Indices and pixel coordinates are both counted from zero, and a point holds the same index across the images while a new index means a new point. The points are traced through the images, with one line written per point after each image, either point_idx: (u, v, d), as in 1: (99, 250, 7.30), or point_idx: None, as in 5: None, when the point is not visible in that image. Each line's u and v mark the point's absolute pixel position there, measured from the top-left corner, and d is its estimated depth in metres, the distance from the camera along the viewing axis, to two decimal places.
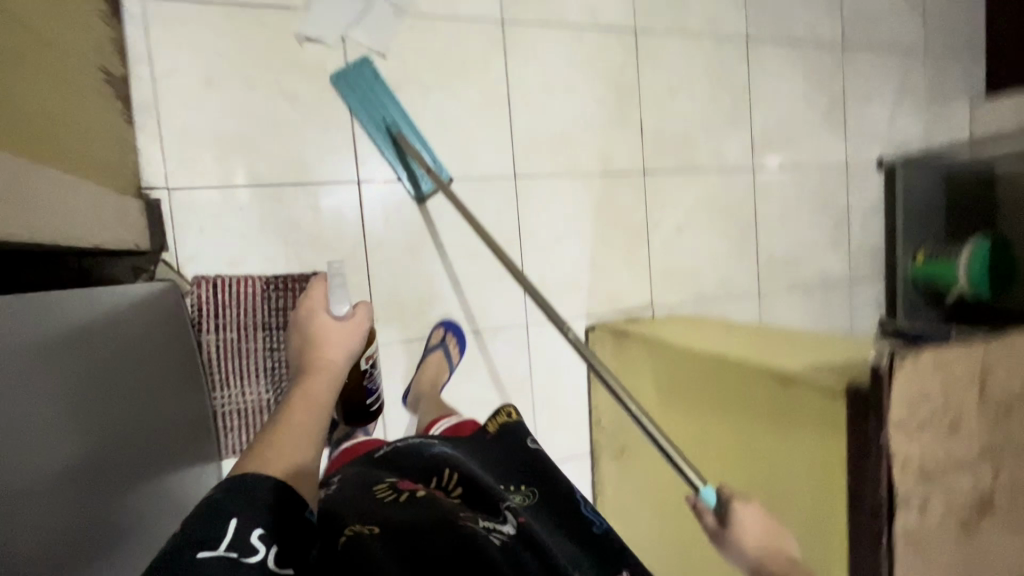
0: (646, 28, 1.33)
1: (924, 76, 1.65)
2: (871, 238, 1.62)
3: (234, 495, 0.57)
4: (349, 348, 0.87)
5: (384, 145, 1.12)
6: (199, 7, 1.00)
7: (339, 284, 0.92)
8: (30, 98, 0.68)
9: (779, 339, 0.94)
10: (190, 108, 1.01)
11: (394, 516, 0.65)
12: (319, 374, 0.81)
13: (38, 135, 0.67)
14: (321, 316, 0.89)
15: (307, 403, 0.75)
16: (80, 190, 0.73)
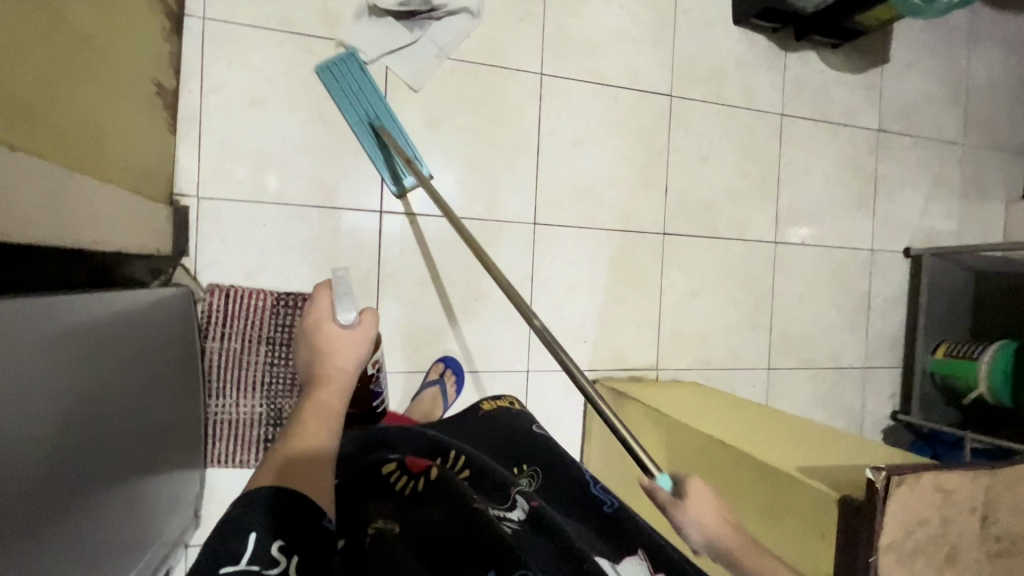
0: (682, 94, 1.35)
1: (960, 171, 1.63)
2: (892, 326, 1.58)
3: (255, 510, 0.51)
4: (358, 359, 0.82)
5: (367, 140, 1.11)
6: (254, 32, 1.06)
7: (345, 291, 0.86)
8: (81, 108, 0.71)
9: (780, 426, 0.91)
10: (231, 124, 1.05)
11: (407, 508, 0.59)
12: (328, 389, 0.76)
13: (78, 142, 0.70)
14: (327, 326, 0.84)
15: (319, 418, 0.70)
16: (104, 196, 0.75)
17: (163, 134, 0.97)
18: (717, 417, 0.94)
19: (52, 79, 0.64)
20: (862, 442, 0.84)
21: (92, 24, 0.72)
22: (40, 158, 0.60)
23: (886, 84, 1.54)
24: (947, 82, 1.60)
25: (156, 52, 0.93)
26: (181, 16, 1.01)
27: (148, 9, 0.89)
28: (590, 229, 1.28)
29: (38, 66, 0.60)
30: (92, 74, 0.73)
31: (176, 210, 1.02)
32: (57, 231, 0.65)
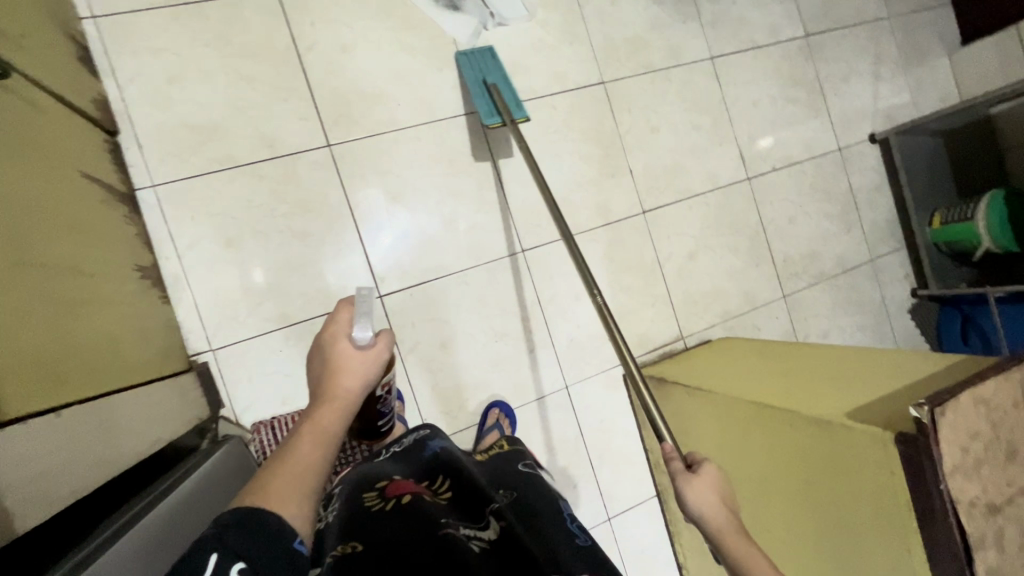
0: (614, 77, 1.36)
1: (896, 43, 1.65)
2: (884, 211, 1.61)
3: (237, 528, 0.53)
4: (368, 380, 0.72)
5: (481, 94, 1.16)
6: (203, 181, 1.08)
7: (366, 309, 0.71)
8: (91, 329, 0.75)
9: (811, 366, 0.97)
10: (216, 272, 1.08)
11: (379, 526, 0.66)
12: (329, 409, 0.68)
13: (98, 364, 0.74)
14: (343, 343, 0.72)
15: (313, 443, 0.65)
16: (132, 402, 0.79)
17: (160, 309, 1.00)
18: (752, 378, 0.99)
19: (54, 324, 0.67)
20: (891, 357, 0.90)
21: (64, 251, 0.74)
22: (62, 410, 0.63)
23: None
24: None
25: (127, 240, 0.95)
26: (132, 193, 1.04)
27: (106, 206, 0.91)
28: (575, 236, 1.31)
29: (37, 322, 0.63)
30: (84, 294, 0.77)
31: (198, 369, 1.05)
32: (111, 459, 0.69)
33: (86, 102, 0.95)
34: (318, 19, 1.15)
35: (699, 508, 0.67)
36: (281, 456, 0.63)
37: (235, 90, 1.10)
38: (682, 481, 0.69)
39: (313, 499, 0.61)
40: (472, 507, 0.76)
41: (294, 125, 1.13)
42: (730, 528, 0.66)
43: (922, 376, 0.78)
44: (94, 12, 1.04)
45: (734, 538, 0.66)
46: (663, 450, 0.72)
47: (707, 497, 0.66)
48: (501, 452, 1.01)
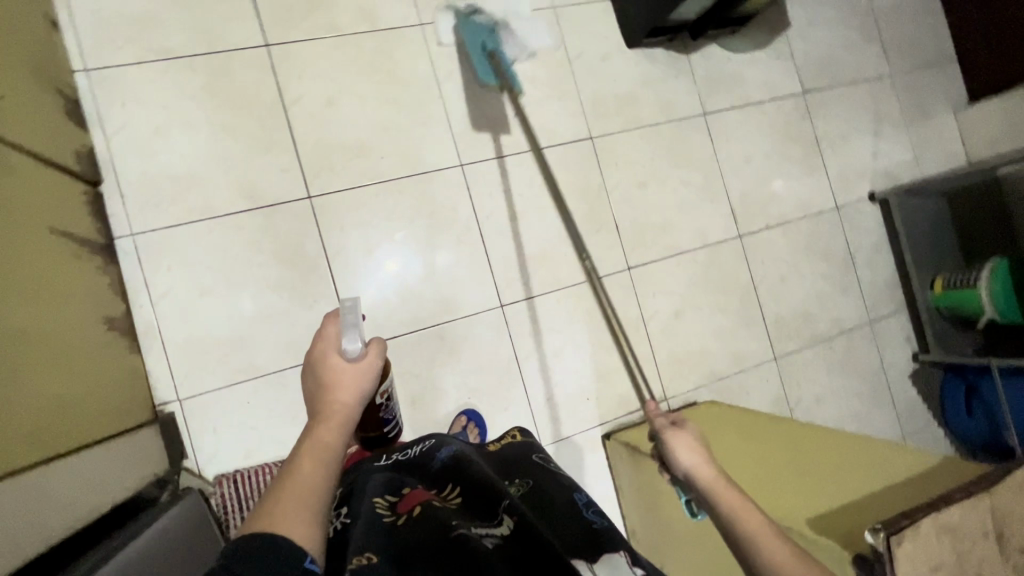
0: (602, 132, 1.35)
1: (898, 101, 1.62)
2: (884, 272, 1.55)
3: (244, 555, 0.51)
4: (364, 391, 0.71)
5: (480, 61, 1.22)
6: (182, 229, 1.09)
7: (352, 321, 0.72)
8: (44, 390, 0.75)
9: (793, 450, 0.91)
10: (187, 321, 1.08)
11: (391, 542, 0.62)
12: (328, 425, 0.66)
13: (47, 426, 0.74)
14: (332, 357, 0.71)
15: (312, 458, 0.62)
16: (83, 462, 0.79)
17: (127, 360, 1.00)
18: (731, 463, 0.94)
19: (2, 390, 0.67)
20: (874, 450, 0.84)
21: (24, 312, 0.75)
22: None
23: (797, 46, 1.53)
24: (856, 23, 1.59)
25: (97, 293, 0.96)
26: (111, 242, 1.05)
27: (77, 261, 0.92)
28: (557, 291, 1.29)
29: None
30: (43, 352, 0.77)
31: (162, 420, 1.04)
32: (42, 532, 0.66)
33: (66, 155, 0.96)
34: (306, 73, 1.17)
35: (685, 460, 0.68)
36: (282, 478, 0.60)
37: (219, 142, 1.12)
38: (668, 436, 0.70)
39: (323, 519, 0.57)
40: (485, 503, 0.73)
41: (275, 176, 1.15)
42: (718, 481, 0.66)
43: (900, 485, 0.73)
44: (87, 64, 1.07)
45: (723, 489, 0.65)
46: (648, 412, 0.75)
47: (688, 454, 0.68)
48: (513, 443, 1.00)
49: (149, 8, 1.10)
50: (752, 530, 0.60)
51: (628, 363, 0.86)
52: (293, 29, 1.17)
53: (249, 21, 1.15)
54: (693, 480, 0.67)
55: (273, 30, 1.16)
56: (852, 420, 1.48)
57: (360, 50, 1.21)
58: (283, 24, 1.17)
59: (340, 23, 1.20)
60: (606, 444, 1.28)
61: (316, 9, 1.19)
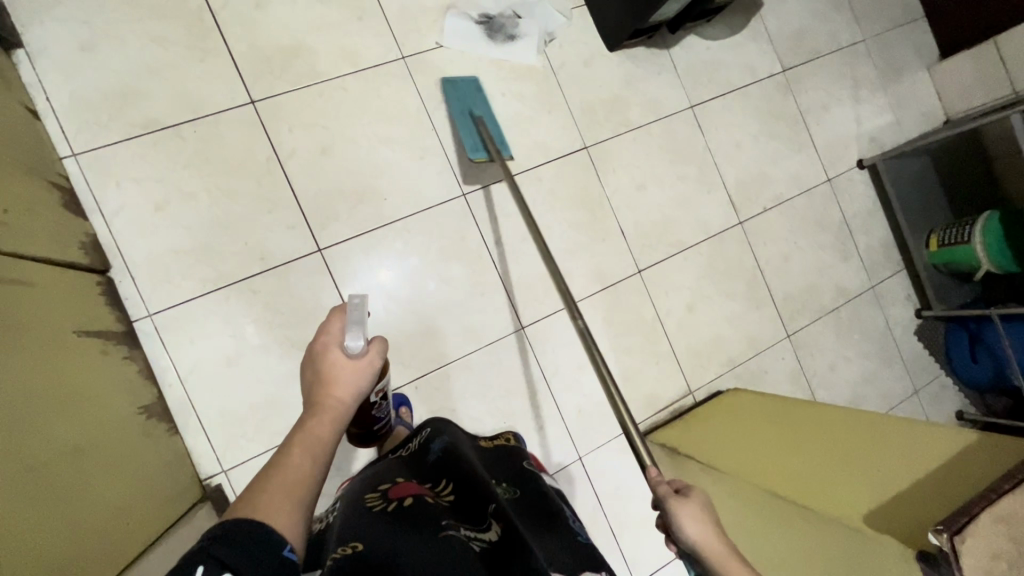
0: (596, 139, 1.36)
1: (874, 65, 1.64)
2: (880, 236, 1.60)
3: (227, 538, 0.52)
4: (359, 388, 0.75)
5: (466, 127, 1.17)
6: (199, 302, 1.08)
7: (357, 318, 0.76)
8: (98, 503, 0.75)
9: (823, 435, 0.96)
10: (219, 393, 1.08)
11: (382, 525, 0.72)
12: (320, 418, 0.70)
13: (110, 539, 0.74)
14: (334, 352, 0.75)
15: (302, 451, 0.66)
16: (154, 562, 0.80)
17: (167, 443, 1.00)
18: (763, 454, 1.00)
19: (68, 508, 0.68)
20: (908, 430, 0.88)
21: (65, 430, 0.74)
22: None
23: (772, 25, 1.54)
24: None
25: (129, 383, 0.95)
26: (130, 326, 1.04)
27: (104, 356, 0.91)
28: (575, 305, 1.31)
29: (48, 518, 0.63)
30: (90, 464, 0.77)
31: (211, 495, 1.05)
32: None
33: (74, 249, 0.95)
34: (296, 125, 1.16)
35: (692, 532, 0.66)
36: (273, 467, 0.63)
37: (220, 209, 1.11)
38: (674, 503, 0.67)
39: (306, 512, 0.60)
40: (475, 508, 0.80)
41: (282, 235, 1.13)
42: (726, 555, 0.66)
43: (942, 472, 0.78)
44: (74, 149, 1.04)
45: (734, 565, 0.65)
46: (651, 479, 0.71)
47: (696, 531, 0.65)
48: (502, 445, 1.08)
49: (126, 81, 1.08)
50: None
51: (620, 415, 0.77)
52: (275, 82, 1.15)
53: (229, 80, 1.13)
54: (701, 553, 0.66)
55: (255, 85, 1.14)
56: (867, 383, 1.54)
57: (346, 93, 1.19)
58: (265, 78, 1.15)
59: (322, 68, 1.18)
60: (641, 445, 1.31)
61: (295, 57, 1.17)
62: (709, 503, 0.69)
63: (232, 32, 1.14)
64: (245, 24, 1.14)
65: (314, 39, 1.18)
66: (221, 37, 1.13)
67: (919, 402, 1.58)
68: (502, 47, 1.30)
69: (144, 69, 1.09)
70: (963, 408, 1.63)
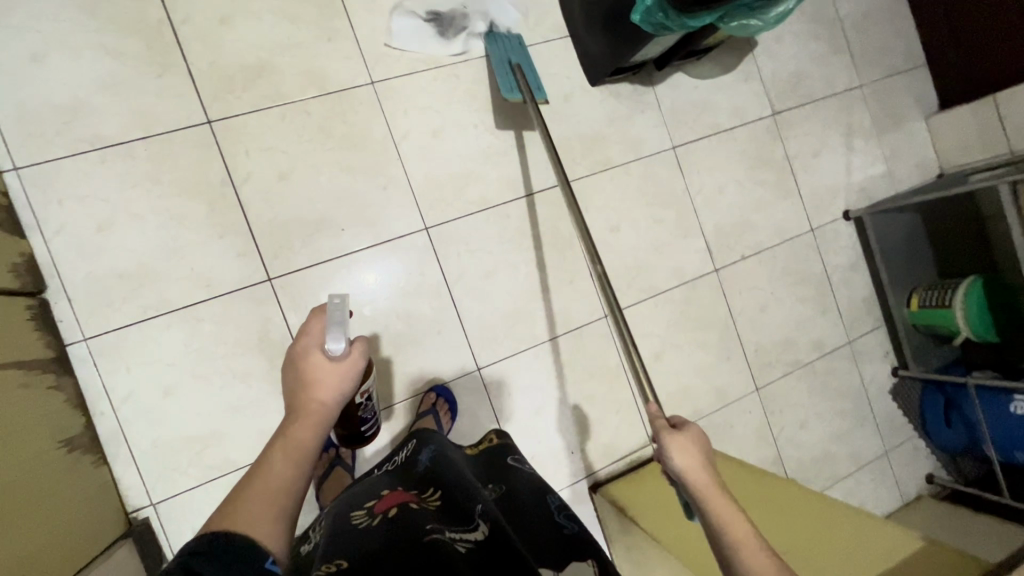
0: (570, 177, 1.31)
1: (869, 112, 1.59)
2: (861, 290, 1.55)
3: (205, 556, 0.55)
4: (344, 391, 0.74)
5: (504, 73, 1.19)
6: (137, 328, 1.04)
7: (339, 319, 0.73)
8: (13, 542, 0.72)
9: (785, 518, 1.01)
10: (153, 424, 1.04)
11: (367, 541, 0.67)
12: (303, 423, 0.71)
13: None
14: (315, 354, 0.74)
15: (284, 456, 0.68)
16: None
17: (92, 475, 0.97)
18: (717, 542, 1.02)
19: None
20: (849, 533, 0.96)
21: None
22: None
23: (766, 65, 1.49)
24: (823, 35, 1.55)
25: (52, 415, 0.92)
26: (63, 350, 1.00)
27: (25, 388, 0.88)
28: (535, 347, 1.27)
29: None
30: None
31: (136, 529, 1.02)
32: None
33: (2, 272, 0.91)
34: (254, 148, 1.11)
35: (680, 462, 0.70)
36: (256, 475, 0.65)
37: (167, 232, 1.07)
38: (667, 435, 0.72)
39: (286, 521, 0.63)
40: (460, 508, 0.76)
41: (230, 262, 1.09)
42: (708, 484, 0.70)
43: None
44: (17, 162, 1.00)
45: (712, 495, 0.69)
46: (650, 411, 0.77)
47: (689, 458, 0.70)
48: (491, 445, 1.07)
49: (76, 94, 1.03)
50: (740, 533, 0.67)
51: (633, 365, 0.84)
52: (235, 102, 1.11)
53: (186, 98, 1.09)
54: (687, 483, 0.70)
55: (213, 104, 1.10)
56: (836, 440, 1.49)
57: (309, 117, 1.15)
58: (223, 97, 1.10)
59: (286, 90, 1.14)
60: (594, 496, 1.28)
61: (258, 77, 1.12)
62: (701, 441, 0.73)
63: (193, 47, 1.09)
64: (207, 39, 1.10)
65: (279, 58, 1.14)
66: (180, 52, 1.08)
67: (889, 464, 1.54)
68: (452, 44, 1.23)
69: (97, 82, 1.05)
70: (935, 471, 1.58)
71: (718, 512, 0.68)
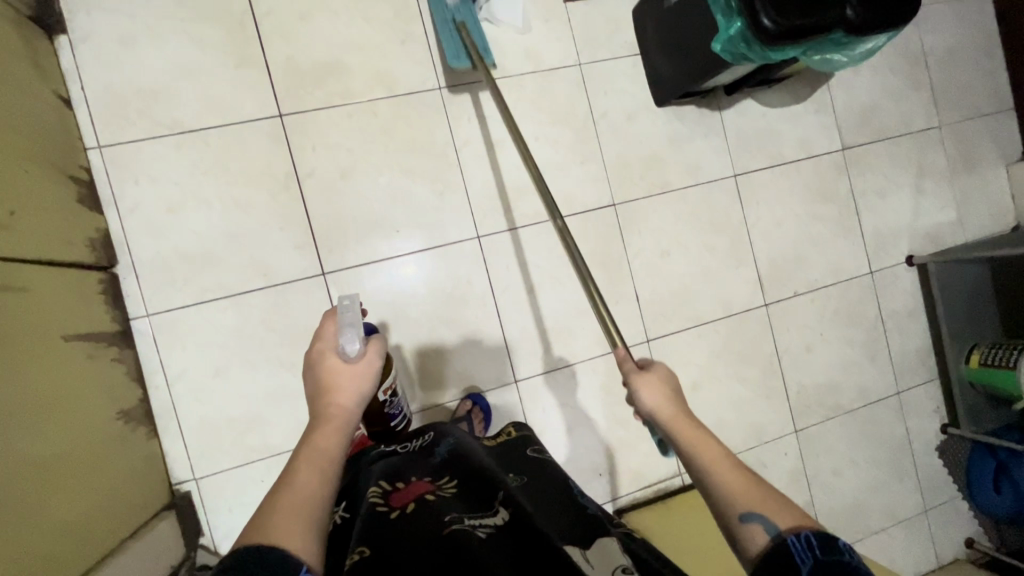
0: (626, 198, 1.30)
1: (945, 154, 1.51)
2: (916, 340, 1.49)
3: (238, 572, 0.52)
4: (362, 393, 0.74)
5: (446, 31, 1.14)
6: (194, 307, 1.08)
7: (351, 319, 0.76)
8: (69, 509, 0.77)
9: None
10: (202, 401, 1.08)
11: (388, 537, 0.67)
12: (325, 429, 0.70)
13: (75, 546, 0.76)
14: (331, 358, 0.75)
15: (311, 464, 0.66)
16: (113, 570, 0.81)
17: (143, 445, 1.01)
18: None
19: (36, 521, 0.69)
20: None
21: (23, 441, 0.71)
22: None
23: (839, 98, 1.44)
24: (904, 70, 1.48)
25: (112, 385, 0.96)
26: (127, 324, 1.05)
27: (93, 359, 0.93)
28: (572, 365, 1.26)
29: (17, 535, 0.65)
30: (46, 483, 0.73)
31: (178, 501, 1.06)
32: None
33: (79, 247, 0.96)
34: (320, 145, 1.14)
35: (647, 401, 0.68)
36: (284, 484, 0.63)
37: (232, 220, 1.10)
38: (634, 379, 0.69)
39: (317, 525, 0.60)
40: (479, 495, 0.74)
41: (288, 253, 1.12)
42: (677, 416, 0.67)
43: None
44: (100, 141, 1.05)
45: (681, 423, 0.66)
46: (617, 354, 0.72)
47: (654, 399, 0.67)
48: (511, 436, 1.00)
49: (159, 78, 1.08)
50: (712, 462, 0.63)
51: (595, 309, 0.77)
52: (306, 97, 1.13)
53: (261, 90, 1.11)
54: (658, 422, 0.67)
55: (286, 98, 1.12)
56: (873, 491, 1.44)
57: (375, 117, 1.16)
58: (296, 92, 1.13)
59: (355, 89, 1.16)
60: (618, 520, 1.27)
61: (330, 74, 1.14)
62: (670, 379, 0.70)
63: (271, 40, 1.12)
64: (285, 34, 1.12)
65: (352, 57, 1.16)
66: (260, 45, 1.11)
67: (927, 523, 1.48)
68: None
69: (179, 69, 1.08)
70: (975, 536, 1.51)
71: (687, 439, 0.65)
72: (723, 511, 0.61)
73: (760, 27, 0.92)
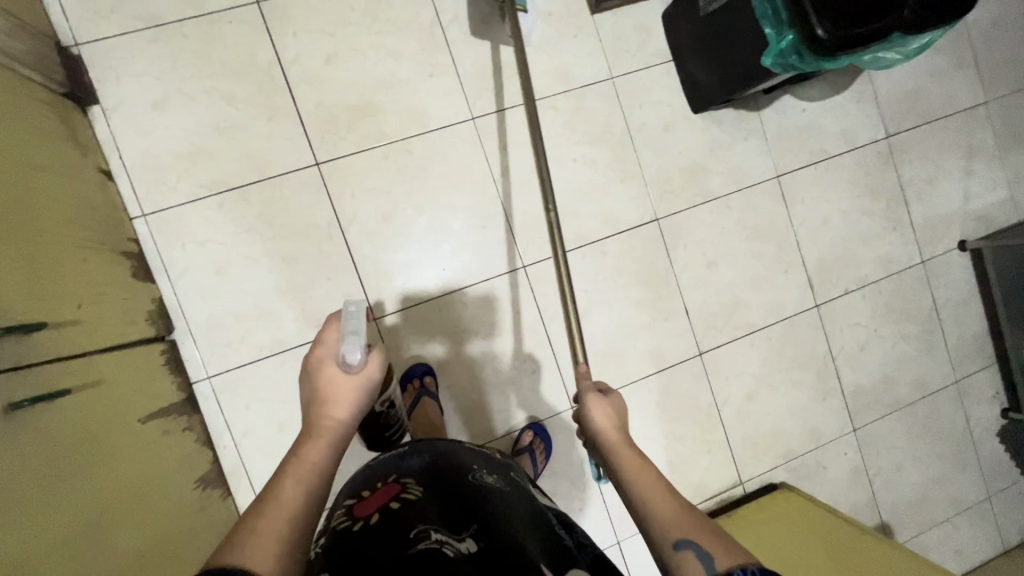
0: (669, 212, 1.27)
1: (993, 131, 1.45)
2: (972, 326, 1.45)
3: None
4: (360, 408, 0.62)
5: None
6: (252, 366, 1.09)
7: (356, 326, 0.62)
8: None
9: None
10: (269, 457, 1.10)
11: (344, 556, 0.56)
12: (316, 444, 0.58)
13: None
14: (330, 366, 0.63)
15: (295, 483, 0.54)
16: None
17: (221, 507, 1.03)
18: None
19: None
20: None
21: (125, 531, 0.73)
22: None
23: (880, 83, 1.38)
24: (946, 47, 1.42)
25: (187, 455, 0.98)
26: (190, 388, 1.06)
27: (166, 435, 0.94)
28: (627, 386, 1.25)
29: None
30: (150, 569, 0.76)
31: None
32: None
33: (139, 323, 0.97)
34: (359, 190, 1.12)
35: (593, 418, 0.71)
36: (258, 505, 0.51)
37: (280, 275, 1.10)
38: (586, 398, 0.75)
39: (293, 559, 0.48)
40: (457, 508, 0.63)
41: (337, 303, 1.12)
42: (616, 437, 0.67)
43: None
44: (145, 210, 1.05)
45: (620, 441, 0.66)
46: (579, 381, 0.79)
47: (598, 416, 0.71)
48: None
49: (194, 140, 1.06)
50: (644, 479, 0.58)
51: (571, 338, 0.93)
52: (340, 143, 1.11)
53: (296, 140, 1.10)
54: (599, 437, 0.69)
55: (321, 146, 1.11)
56: (936, 483, 1.43)
57: (412, 156, 1.14)
58: (331, 139, 1.11)
59: (389, 129, 1.13)
60: None
61: (363, 117, 1.12)
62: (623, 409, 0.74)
63: (301, 87, 1.10)
64: (314, 80, 1.10)
65: (383, 97, 1.13)
66: (291, 94, 1.10)
67: (992, 509, 1.46)
68: None
69: (213, 127, 1.07)
70: None
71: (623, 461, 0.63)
72: (652, 534, 0.53)
73: (815, 40, 0.88)
